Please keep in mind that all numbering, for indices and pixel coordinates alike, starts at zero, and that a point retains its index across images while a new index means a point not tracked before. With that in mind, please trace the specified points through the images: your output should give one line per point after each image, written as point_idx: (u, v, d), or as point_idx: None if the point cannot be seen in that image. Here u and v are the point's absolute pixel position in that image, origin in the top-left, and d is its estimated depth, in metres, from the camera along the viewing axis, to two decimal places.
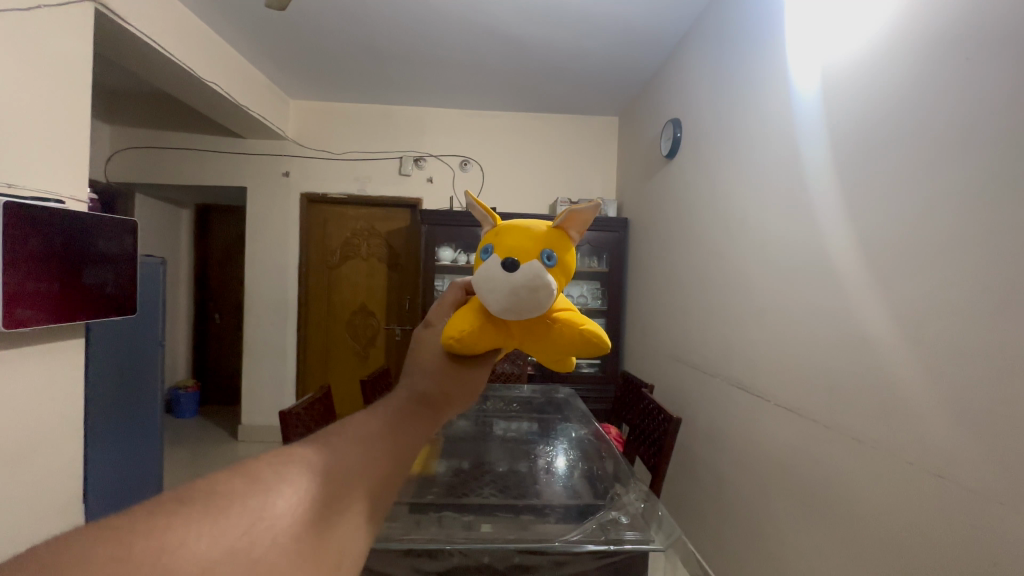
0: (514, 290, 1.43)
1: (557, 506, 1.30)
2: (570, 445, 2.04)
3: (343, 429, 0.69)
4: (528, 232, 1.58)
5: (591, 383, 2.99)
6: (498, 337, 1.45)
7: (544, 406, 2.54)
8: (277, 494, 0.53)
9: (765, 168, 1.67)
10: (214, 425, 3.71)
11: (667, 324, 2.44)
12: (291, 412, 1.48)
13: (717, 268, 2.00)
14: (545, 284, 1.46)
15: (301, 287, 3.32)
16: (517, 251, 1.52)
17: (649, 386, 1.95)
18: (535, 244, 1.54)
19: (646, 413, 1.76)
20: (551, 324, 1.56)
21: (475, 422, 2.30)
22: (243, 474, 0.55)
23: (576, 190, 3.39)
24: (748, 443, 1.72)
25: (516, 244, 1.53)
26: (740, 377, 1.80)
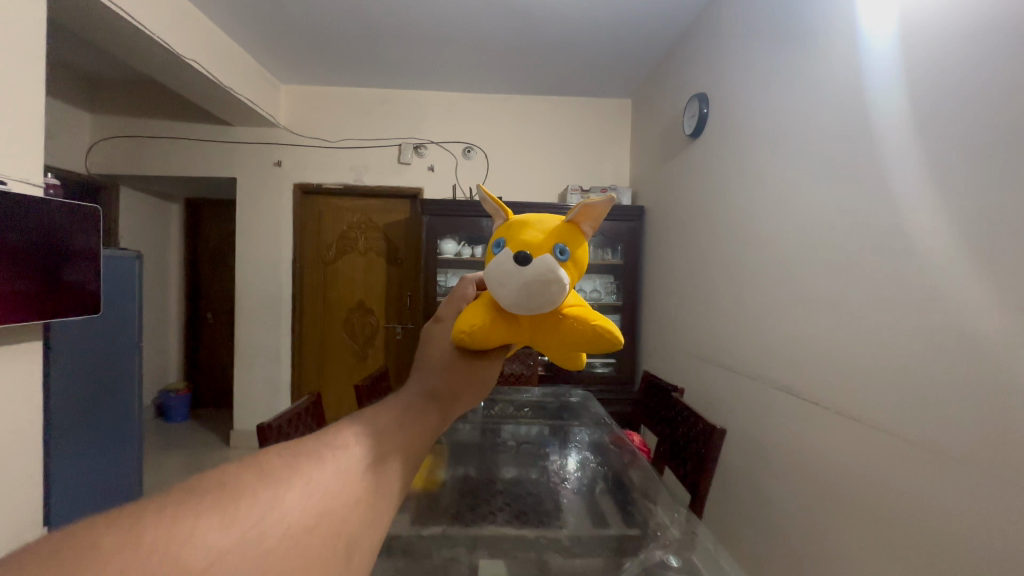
0: (527, 284, 1.25)
1: (582, 541, 1.12)
2: (590, 455, 1.82)
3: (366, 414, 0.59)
4: (543, 226, 1.40)
5: (607, 383, 2.79)
6: (507, 332, 1.28)
7: (557, 409, 2.33)
8: (288, 488, 0.41)
9: (822, 138, 1.47)
10: (208, 429, 3.53)
11: (693, 320, 2.24)
12: (270, 425, 1.26)
13: (755, 256, 1.79)
14: (558, 279, 1.27)
15: (296, 284, 3.12)
16: (528, 245, 1.34)
17: (680, 389, 1.73)
18: (547, 238, 1.36)
19: (681, 423, 1.55)
20: (562, 319, 1.38)
21: (481, 429, 2.09)
22: (248, 464, 0.43)
23: (588, 178, 3.18)
24: (798, 453, 1.52)
25: (527, 238, 1.35)
26: (787, 379, 1.59)
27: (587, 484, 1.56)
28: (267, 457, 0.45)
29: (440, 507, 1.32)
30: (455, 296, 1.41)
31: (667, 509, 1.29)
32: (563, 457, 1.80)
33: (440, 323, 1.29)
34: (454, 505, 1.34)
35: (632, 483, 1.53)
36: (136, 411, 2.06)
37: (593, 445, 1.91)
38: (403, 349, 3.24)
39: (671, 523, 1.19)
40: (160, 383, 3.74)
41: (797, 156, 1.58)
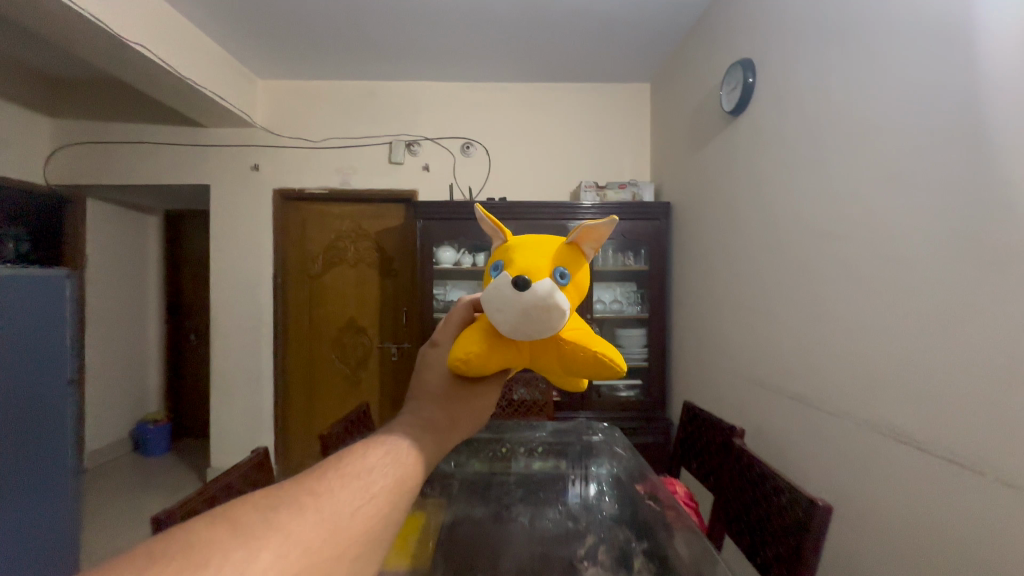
0: (527, 310, 0.94)
1: None
2: (621, 517, 1.38)
3: (339, 469, 0.69)
4: (541, 244, 1.09)
5: (632, 409, 2.39)
6: (507, 359, 1.01)
7: (575, 448, 1.88)
8: (262, 548, 0.54)
9: (917, 96, 1.09)
10: (187, 463, 3.19)
11: (739, 335, 1.84)
12: (168, 515, 0.88)
13: (826, 256, 1.39)
14: (559, 304, 0.96)
15: (277, 301, 2.78)
16: (525, 266, 1.02)
17: (738, 429, 1.32)
18: (546, 258, 1.05)
19: (755, 485, 1.11)
20: (564, 348, 1.03)
21: (482, 478, 1.64)
22: (235, 519, 0.57)
23: (602, 172, 2.81)
24: (904, 522, 1.11)
25: (525, 259, 1.03)
26: (880, 417, 1.19)
27: (621, 562, 1.16)
28: (251, 513, 0.58)
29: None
30: (454, 312, 1.12)
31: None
32: (585, 515, 1.40)
33: (434, 350, 1.04)
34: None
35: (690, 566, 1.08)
36: (65, 462, 1.71)
37: (624, 498, 1.49)
38: (399, 372, 2.88)
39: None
40: (137, 413, 3.42)
41: (881, 120, 1.19)
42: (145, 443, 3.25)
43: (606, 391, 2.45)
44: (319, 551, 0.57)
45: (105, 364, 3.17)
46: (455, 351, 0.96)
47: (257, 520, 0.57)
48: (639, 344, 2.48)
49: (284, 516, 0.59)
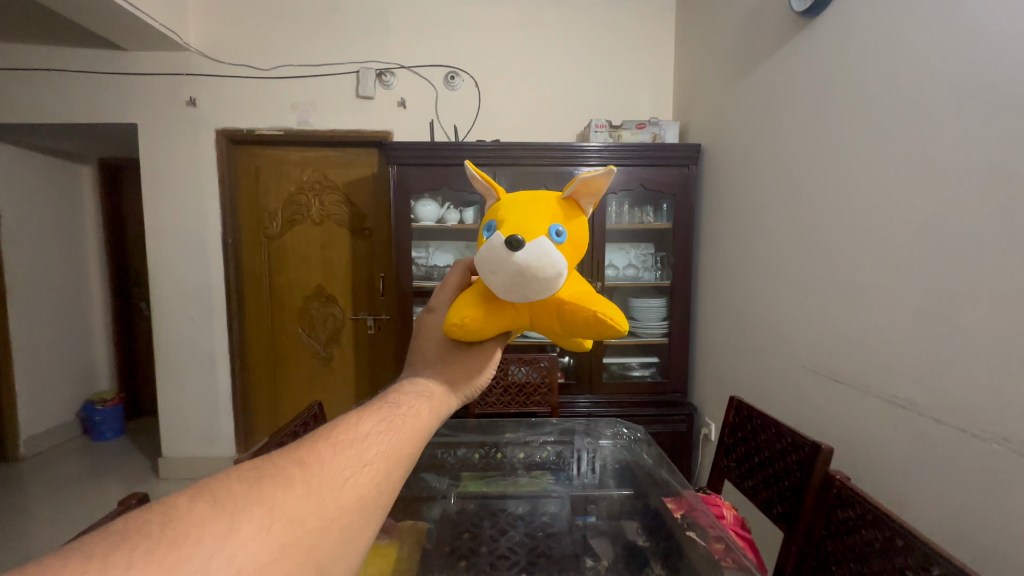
0: (525, 274, 0.68)
1: None
2: (652, 561, 1.00)
3: (330, 430, 0.54)
4: (535, 197, 0.79)
5: (647, 392, 2.05)
6: (506, 322, 0.75)
7: (585, 452, 1.50)
8: (240, 525, 0.41)
9: None
10: (140, 446, 2.85)
11: (788, 311, 1.47)
12: None
13: (942, 203, 0.97)
14: (554, 264, 0.69)
15: (229, 266, 2.36)
16: (514, 223, 0.73)
17: (824, 446, 0.94)
18: (540, 214, 0.76)
19: (877, 548, 0.72)
20: (565, 309, 0.76)
21: (471, 495, 1.27)
22: (216, 488, 0.44)
23: (616, 110, 2.34)
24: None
25: (515, 216, 0.74)
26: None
27: None
28: (231, 480, 0.45)
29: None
30: (451, 271, 0.85)
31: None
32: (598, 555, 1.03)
33: (430, 312, 0.79)
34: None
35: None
36: None
37: (651, 526, 1.12)
38: (376, 346, 2.51)
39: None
40: (85, 392, 3.03)
41: None
42: (94, 426, 2.88)
43: (617, 370, 2.15)
44: (314, 522, 0.45)
45: (38, 339, 2.75)
46: (454, 315, 0.72)
47: (239, 487, 0.45)
48: (659, 317, 2.11)
49: (270, 486, 0.46)
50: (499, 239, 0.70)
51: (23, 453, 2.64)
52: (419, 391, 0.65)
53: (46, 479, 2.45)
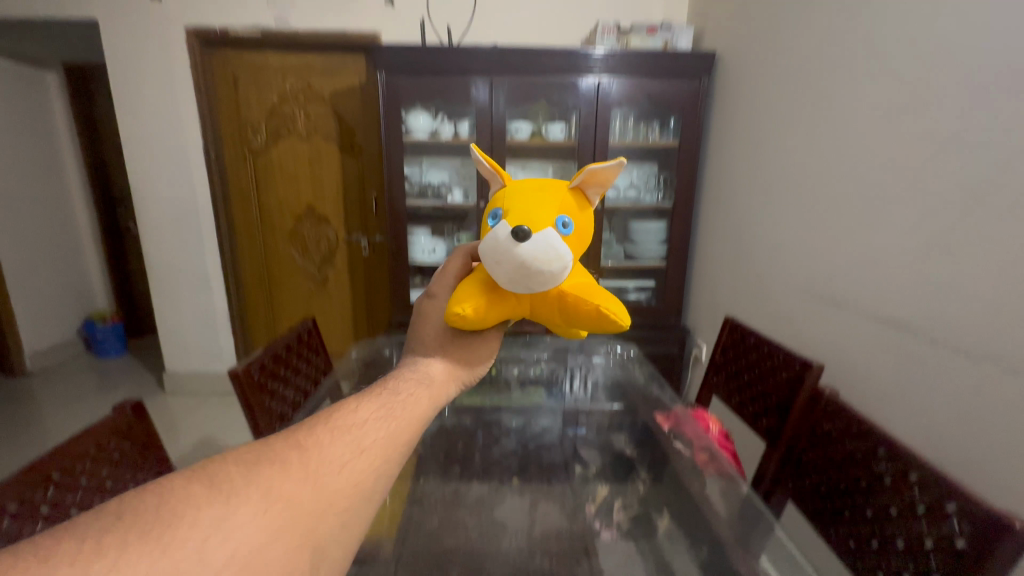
0: (529, 265, 0.64)
1: None
2: (639, 466, 1.05)
3: (329, 416, 0.51)
4: (541, 185, 0.75)
5: (643, 316, 2.06)
6: (505, 312, 0.70)
7: (578, 370, 1.53)
8: (238, 507, 0.38)
9: None
10: (145, 363, 2.90)
11: (792, 234, 1.43)
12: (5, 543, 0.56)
13: (972, 111, 0.89)
14: (557, 256, 0.65)
15: (213, 181, 2.26)
16: (520, 214, 0.70)
17: (813, 364, 0.95)
18: (546, 203, 0.72)
19: (855, 456, 0.74)
20: (566, 301, 0.71)
21: (467, 410, 1.30)
22: (213, 468, 0.41)
23: (626, 11, 2.12)
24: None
25: (520, 208, 0.70)
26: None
27: (640, 532, 0.86)
28: (229, 462, 0.42)
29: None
30: (451, 257, 0.79)
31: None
32: (586, 462, 1.08)
33: (430, 300, 0.72)
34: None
35: (736, 554, 0.73)
36: None
37: (639, 434, 1.17)
38: (370, 269, 2.48)
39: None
40: (83, 311, 3.05)
41: None
42: (97, 344, 2.93)
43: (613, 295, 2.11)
44: (312, 511, 0.42)
45: (25, 256, 2.69)
46: (454, 304, 0.66)
47: (239, 470, 0.41)
48: (658, 240, 2.08)
49: (267, 469, 0.42)
50: (504, 230, 0.67)
51: (29, 368, 2.70)
52: (416, 378, 0.61)
53: (54, 392, 2.52)
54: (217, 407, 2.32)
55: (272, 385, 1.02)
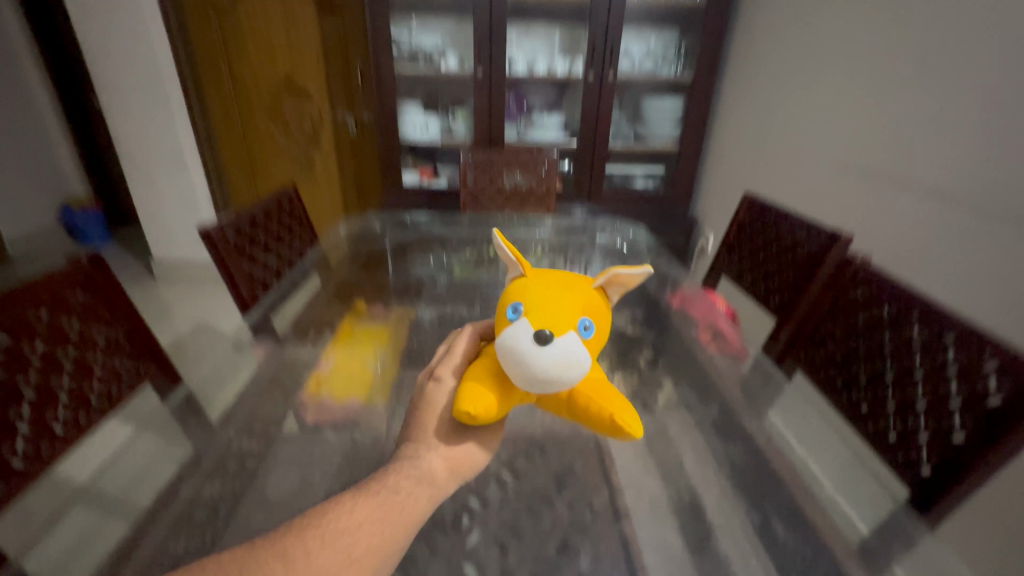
0: (547, 371, 0.46)
1: None
2: (644, 341, 0.91)
3: (311, 530, 0.43)
4: (564, 280, 0.55)
5: (646, 200, 1.95)
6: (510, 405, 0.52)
7: (581, 245, 1.30)
8: None
9: None
10: (124, 252, 2.76)
11: (838, 105, 1.28)
12: None
13: None
14: (578, 359, 0.47)
15: (176, 41, 1.94)
16: (538, 308, 0.50)
17: (846, 235, 0.88)
18: (570, 300, 0.51)
19: (882, 323, 0.69)
20: (575, 403, 0.50)
21: (452, 269, 1.16)
22: None
23: None
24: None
25: (540, 305, 0.50)
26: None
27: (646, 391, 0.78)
28: None
29: (241, 523, 0.57)
30: (457, 337, 0.59)
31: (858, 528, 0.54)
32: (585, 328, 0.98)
33: (438, 384, 0.54)
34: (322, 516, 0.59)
35: (746, 413, 0.71)
36: None
37: (641, 296, 1.05)
38: (360, 154, 2.29)
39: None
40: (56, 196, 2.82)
41: None
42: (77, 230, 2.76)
43: (619, 183, 1.99)
44: None
45: None
46: (467, 406, 0.48)
47: None
48: (670, 121, 1.93)
49: None
50: (523, 328, 0.48)
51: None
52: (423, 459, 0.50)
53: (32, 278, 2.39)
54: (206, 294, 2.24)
55: (252, 249, 0.93)
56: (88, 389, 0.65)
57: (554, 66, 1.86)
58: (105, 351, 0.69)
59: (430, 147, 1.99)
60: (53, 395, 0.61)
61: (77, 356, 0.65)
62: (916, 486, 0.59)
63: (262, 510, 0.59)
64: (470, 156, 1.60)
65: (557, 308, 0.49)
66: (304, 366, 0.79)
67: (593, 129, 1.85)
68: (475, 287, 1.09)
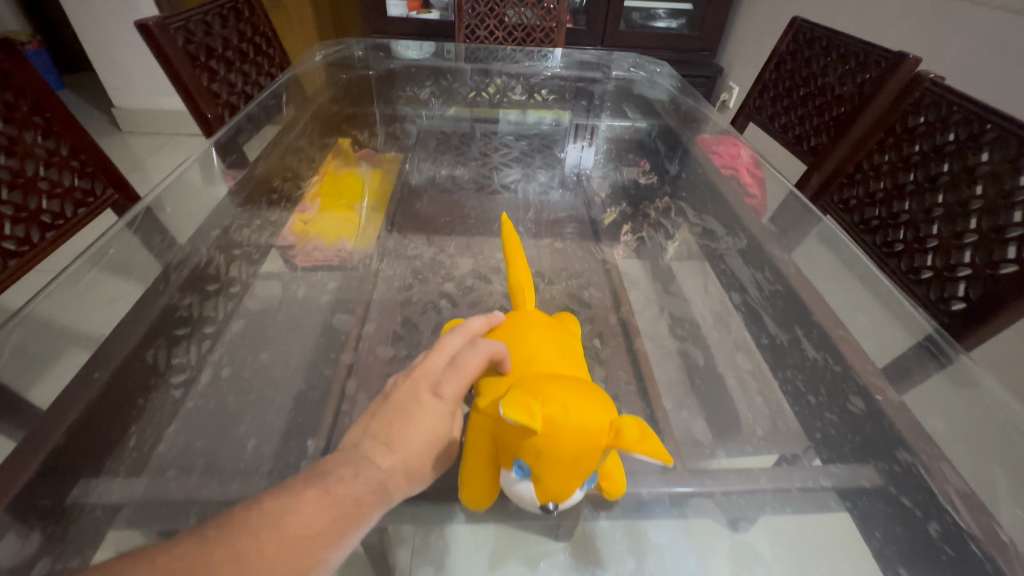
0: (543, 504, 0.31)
1: (718, 492, 0.43)
2: (660, 188, 0.83)
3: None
4: (573, 432, 0.26)
5: (668, 44, 1.70)
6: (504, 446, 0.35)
7: (596, 84, 1.14)
8: None
9: None
10: (79, 102, 2.44)
11: None
12: None
13: None
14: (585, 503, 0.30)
15: None
16: (538, 474, 0.26)
17: (916, 57, 0.73)
18: (577, 468, 0.26)
19: (943, 153, 0.61)
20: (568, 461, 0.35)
21: (457, 115, 1.01)
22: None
23: None
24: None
25: (546, 486, 0.26)
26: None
27: (657, 246, 0.74)
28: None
29: (229, 337, 0.53)
30: (455, 331, 0.38)
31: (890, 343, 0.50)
32: (596, 177, 0.89)
33: (434, 402, 0.35)
34: (316, 331, 0.55)
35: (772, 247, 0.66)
36: None
37: (662, 141, 0.94)
38: None
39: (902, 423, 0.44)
40: None
41: None
42: None
43: (638, 20, 1.71)
44: None
45: None
46: (477, 502, 0.34)
47: None
48: None
49: None
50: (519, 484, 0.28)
51: None
52: (393, 461, 0.32)
53: None
54: (178, 147, 2.03)
55: (210, 62, 0.79)
56: (37, 206, 0.57)
57: None
58: (45, 163, 0.59)
59: None
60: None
61: (12, 165, 0.55)
62: (944, 323, 0.55)
63: (249, 326, 0.55)
64: None
65: (561, 485, 0.26)
66: (287, 200, 0.72)
67: None
68: (476, 132, 0.97)
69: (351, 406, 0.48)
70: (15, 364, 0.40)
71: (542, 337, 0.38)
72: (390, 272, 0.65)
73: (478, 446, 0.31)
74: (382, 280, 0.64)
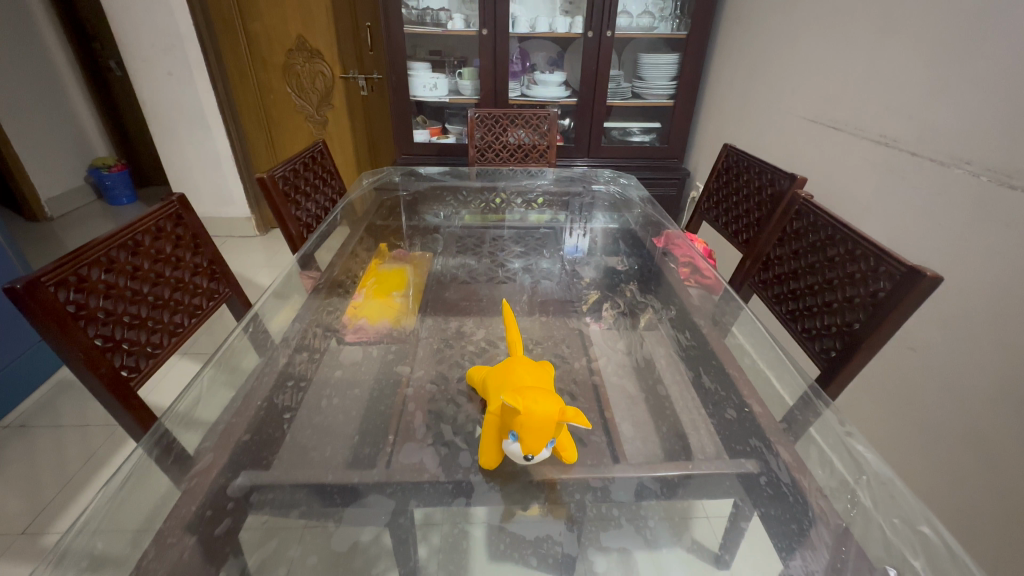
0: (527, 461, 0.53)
1: (664, 481, 0.60)
2: (629, 276, 1.06)
3: None
4: (544, 415, 0.49)
5: (642, 156, 2.07)
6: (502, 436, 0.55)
7: (580, 196, 1.45)
8: None
9: None
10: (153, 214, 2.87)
11: (805, 61, 1.37)
12: (101, 302, 0.68)
13: None
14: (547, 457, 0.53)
15: (193, 6, 1.97)
16: (526, 438, 0.49)
17: (802, 178, 1.00)
18: (543, 432, 0.49)
19: (817, 247, 0.85)
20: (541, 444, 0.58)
21: (474, 227, 1.28)
22: None
23: None
24: (965, 281, 0.87)
25: (530, 441, 0.49)
26: (997, 161, 0.84)
27: (630, 314, 0.93)
28: None
29: (315, 380, 0.74)
30: None
31: (781, 380, 0.70)
32: (579, 263, 1.13)
33: None
34: (376, 374, 0.77)
35: (705, 315, 0.88)
36: None
37: (631, 240, 1.21)
38: (373, 110, 2.32)
39: (763, 424, 0.65)
40: (84, 159, 2.89)
41: None
42: (108, 191, 2.85)
43: (617, 137, 2.09)
44: None
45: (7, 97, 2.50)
46: (489, 464, 0.55)
47: None
48: (668, 76, 1.98)
49: None
50: (515, 448, 0.50)
51: (51, 213, 2.67)
52: None
53: (72, 233, 2.52)
54: (235, 248, 2.38)
55: (295, 196, 1.11)
56: (188, 300, 0.84)
57: (554, 25, 1.90)
58: (195, 274, 0.87)
59: (438, 104, 2.09)
60: (169, 303, 0.80)
61: (178, 276, 0.83)
62: (823, 369, 0.76)
63: (328, 373, 0.77)
64: (476, 112, 1.71)
65: (535, 439, 0.49)
66: (347, 291, 0.96)
67: (593, 85, 1.94)
68: (485, 234, 1.25)
69: (410, 417, 0.68)
70: (198, 405, 0.65)
71: (524, 368, 0.60)
72: (428, 339, 0.86)
73: (489, 429, 0.53)
74: (420, 344, 0.85)
